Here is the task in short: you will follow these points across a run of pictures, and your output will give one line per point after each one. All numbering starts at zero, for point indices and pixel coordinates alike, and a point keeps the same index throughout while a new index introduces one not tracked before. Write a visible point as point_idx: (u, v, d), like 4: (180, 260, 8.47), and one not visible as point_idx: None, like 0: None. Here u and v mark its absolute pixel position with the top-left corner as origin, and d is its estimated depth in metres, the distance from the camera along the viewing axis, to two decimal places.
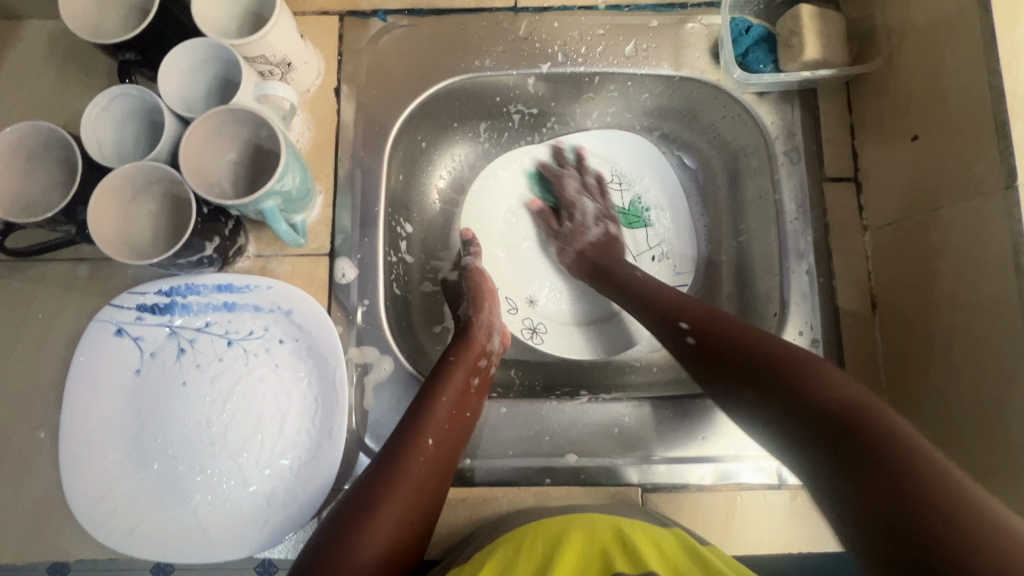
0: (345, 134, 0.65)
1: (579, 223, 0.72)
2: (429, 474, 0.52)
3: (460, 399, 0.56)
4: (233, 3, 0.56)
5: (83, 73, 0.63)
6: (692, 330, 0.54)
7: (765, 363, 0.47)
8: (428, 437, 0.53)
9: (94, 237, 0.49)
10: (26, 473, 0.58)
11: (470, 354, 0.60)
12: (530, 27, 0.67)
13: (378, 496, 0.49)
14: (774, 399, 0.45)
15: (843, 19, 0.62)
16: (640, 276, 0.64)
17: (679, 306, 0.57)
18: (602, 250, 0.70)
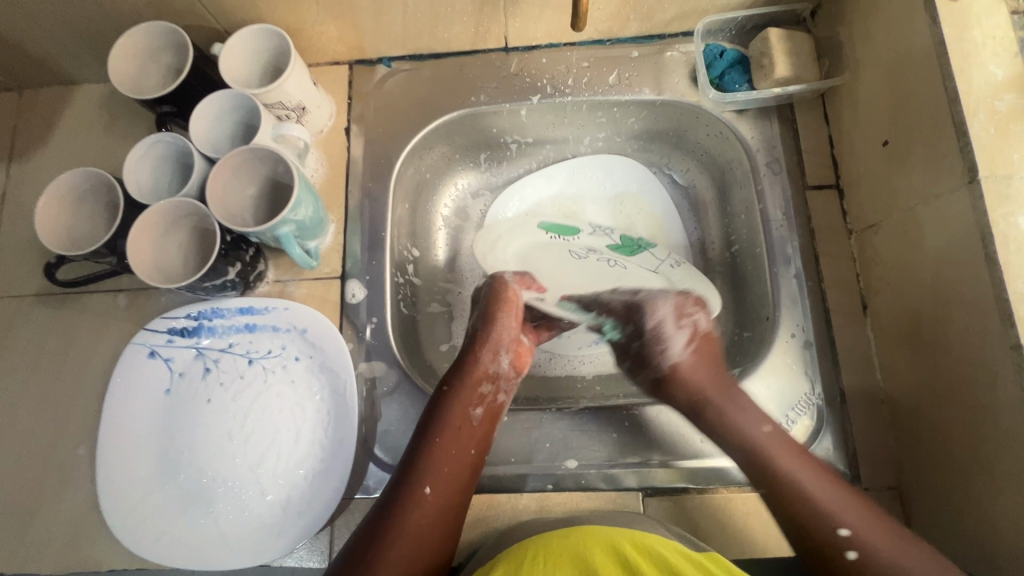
0: (354, 168, 0.71)
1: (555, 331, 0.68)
2: (428, 521, 0.53)
3: (456, 437, 0.56)
4: (253, 58, 0.64)
5: (127, 126, 0.72)
6: (852, 540, 0.48)
7: None
8: (427, 487, 0.54)
9: (130, 259, 0.55)
10: (66, 486, 0.63)
11: (469, 387, 0.60)
12: (520, 64, 0.73)
13: (379, 548, 0.50)
14: None
15: (810, 39, 0.66)
16: (744, 404, 0.57)
17: (830, 503, 0.50)
18: (710, 351, 0.62)
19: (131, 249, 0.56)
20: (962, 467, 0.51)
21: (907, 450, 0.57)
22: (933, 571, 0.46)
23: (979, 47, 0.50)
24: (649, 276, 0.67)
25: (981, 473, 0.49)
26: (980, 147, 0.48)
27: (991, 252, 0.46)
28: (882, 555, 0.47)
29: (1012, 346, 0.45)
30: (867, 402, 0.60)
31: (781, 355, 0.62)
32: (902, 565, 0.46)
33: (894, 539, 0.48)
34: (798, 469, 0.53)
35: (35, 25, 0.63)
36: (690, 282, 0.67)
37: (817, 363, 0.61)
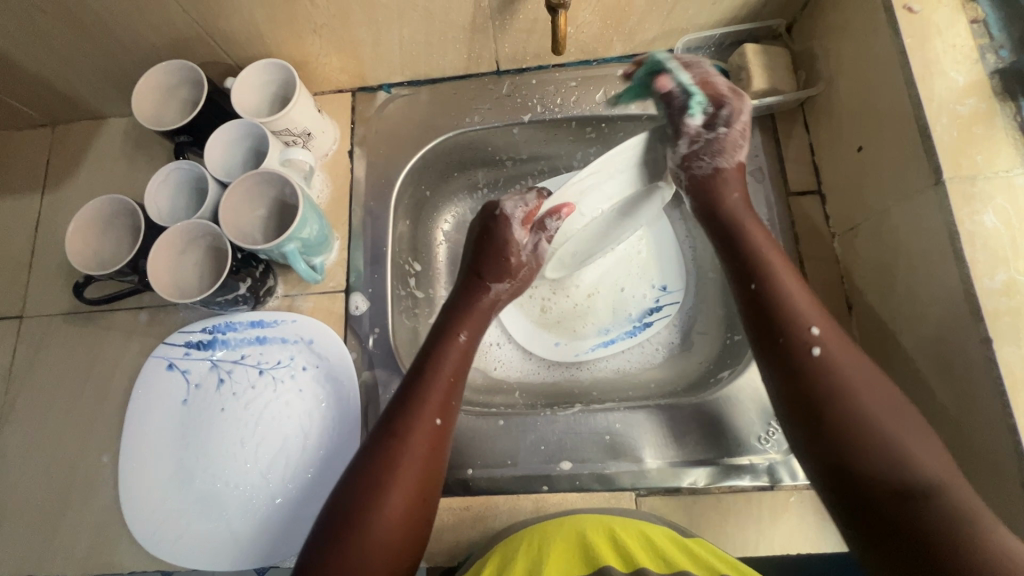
0: (357, 188, 0.75)
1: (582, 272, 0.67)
2: (430, 453, 0.53)
3: (458, 370, 0.59)
4: (262, 90, 0.69)
5: (150, 156, 0.78)
6: (821, 346, 0.49)
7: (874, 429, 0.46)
8: (435, 417, 0.55)
9: (149, 275, 0.60)
10: (91, 492, 0.67)
11: (474, 323, 0.63)
12: (512, 86, 0.77)
13: (383, 473, 0.51)
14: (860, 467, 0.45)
15: (786, 53, 0.69)
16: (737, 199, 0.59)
17: (805, 310, 0.52)
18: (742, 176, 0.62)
19: (151, 260, 0.60)
20: None
21: None
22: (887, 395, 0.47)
23: (940, 56, 0.52)
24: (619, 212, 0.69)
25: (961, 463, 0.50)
26: (944, 150, 0.50)
27: (958, 249, 0.48)
28: (844, 369, 0.48)
29: (982, 339, 0.46)
30: None
31: None
32: (854, 377, 0.48)
33: (857, 356, 0.49)
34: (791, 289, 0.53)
35: (67, 65, 0.69)
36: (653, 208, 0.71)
37: None
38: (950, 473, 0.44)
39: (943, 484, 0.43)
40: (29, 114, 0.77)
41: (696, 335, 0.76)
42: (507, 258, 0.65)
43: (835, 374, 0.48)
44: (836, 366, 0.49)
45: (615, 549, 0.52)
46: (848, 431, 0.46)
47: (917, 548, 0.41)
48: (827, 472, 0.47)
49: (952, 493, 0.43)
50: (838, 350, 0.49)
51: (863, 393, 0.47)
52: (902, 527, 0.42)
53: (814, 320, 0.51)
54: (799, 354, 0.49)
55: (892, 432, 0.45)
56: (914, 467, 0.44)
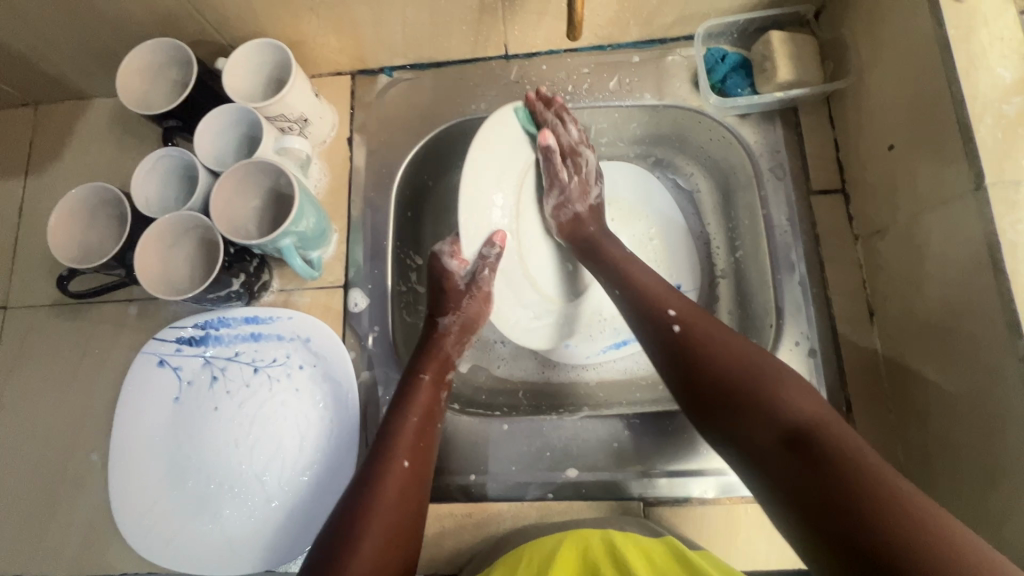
0: (357, 178, 0.71)
1: (582, 178, 0.68)
2: (407, 498, 0.52)
3: (429, 413, 0.58)
4: (256, 72, 0.65)
5: (138, 140, 0.74)
6: (678, 322, 0.54)
7: (738, 376, 0.48)
8: (403, 458, 0.53)
9: (137, 269, 0.57)
10: (80, 492, 0.65)
11: (438, 366, 0.62)
12: (520, 71, 0.73)
13: (361, 521, 0.48)
14: (740, 411, 0.46)
15: (814, 42, 0.65)
16: (628, 255, 0.63)
17: (667, 299, 0.56)
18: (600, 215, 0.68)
19: (140, 253, 0.57)
20: (967, 477, 0.50)
21: (914, 459, 0.56)
22: (749, 354, 0.49)
23: (986, 49, 0.48)
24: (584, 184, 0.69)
25: (984, 479, 0.48)
26: (986, 152, 0.46)
27: (997, 260, 0.45)
28: (707, 337, 0.51)
29: (1018, 357, 0.44)
30: (873, 411, 0.59)
31: (785, 362, 0.61)
32: (716, 344, 0.51)
33: (718, 323, 0.53)
34: (648, 281, 0.59)
35: (47, 42, 0.64)
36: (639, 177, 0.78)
37: (822, 372, 0.60)
38: (826, 411, 0.44)
39: (821, 422, 0.43)
40: (10, 92, 0.73)
41: None
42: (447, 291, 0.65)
43: (701, 348, 0.51)
44: (695, 333, 0.52)
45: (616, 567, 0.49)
46: (729, 388, 0.48)
47: (814, 489, 0.40)
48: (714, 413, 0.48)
49: (833, 430, 0.43)
50: (697, 324, 0.53)
51: (727, 358, 0.49)
52: (793, 471, 0.42)
53: (676, 306, 0.55)
54: (661, 336, 0.54)
55: (763, 380, 0.47)
56: (783, 403, 0.45)
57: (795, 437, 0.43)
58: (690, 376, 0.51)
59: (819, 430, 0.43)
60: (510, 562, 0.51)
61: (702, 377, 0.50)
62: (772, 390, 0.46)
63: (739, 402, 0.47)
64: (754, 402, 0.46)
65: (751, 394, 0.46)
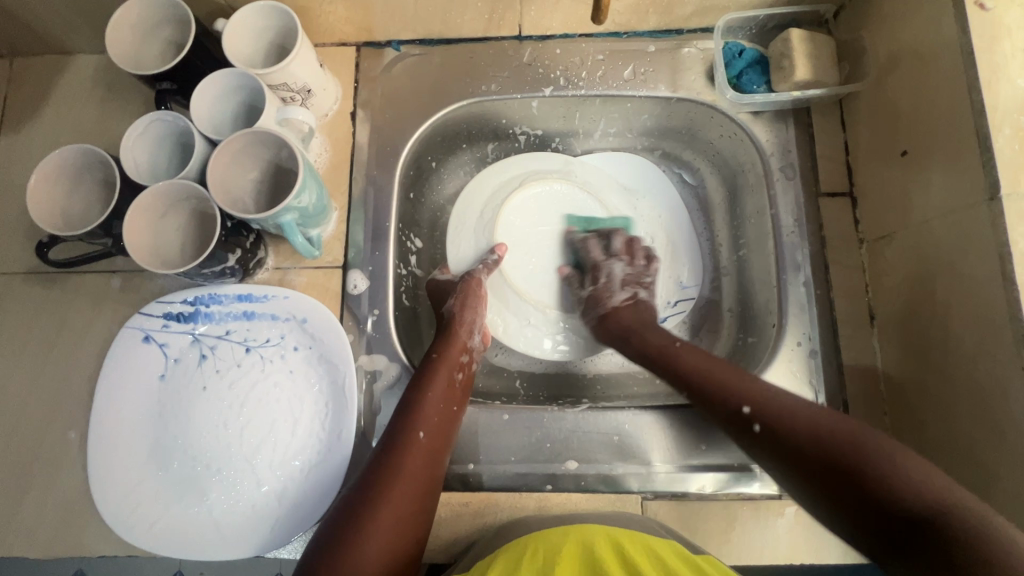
0: (359, 154, 0.69)
1: (602, 286, 0.69)
2: (425, 469, 0.53)
3: (448, 394, 0.58)
4: (257, 36, 0.61)
5: (125, 102, 0.70)
6: (757, 416, 0.51)
7: (838, 457, 0.45)
8: (419, 430, 0.55)
9: (126, 238, 0.53)
10: (56, 470, 0.62)
11: (454, 349, 0.62)
12: (533, 54, 0.71)
13: (376, 492, 0.50)
14: (856, 497, 0.44)
15: (832, 42, 0.65)
16: (678, 345, 0.60)
17: (735, 386, 0.54)
18: (636, 313, 0.67)
19: (129, 220, 0.54)
20: (964, 481, 0.51)
21: None
22: (841, 433, 0.46)
23: (1008, 60, 0.49)
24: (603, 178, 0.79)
25: (980, 481, 0.49)
26: (1004, 164, 0.47)
27: (1009, 270, 0.46)
28: (791, 425, 0.49)
29: None
30: (870, 412, 0.60)
31: (787, 361, 0.61)
32: (803, 434, 0.48)
33: (800, 403, 0.50)
34: (707, 361, 0.57)
35: None
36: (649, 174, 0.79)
37: (822, 373, 0.61)
38: (948, 489, 0.41)
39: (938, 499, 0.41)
40: None
41: (707, 332, 0.74)
42: (441, 287, 0.69)
43: (790, 435, 0.48)
44: (778, 423, 0.49)
45: (623, 566, 0.48)
46: (834, 477, 0.45)
47: None
48: (831, 505, 0.45)
49: (960, 511, 0.40)
50: (775, 411, 0.50)
51: (821, 441, 0.47)
52: (930, 567, 0.39)
53: (749, 391, 0.53)
54: (744, 435, 0.52)
55: (870, 463, 0.44)
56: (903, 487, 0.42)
57: (925, 526, 0.40)
58: (791, 473, 0.48)
59: (950, 518, 0.40)
60: (514, 550, 0.51)
61: (806, 469, 0.47)
62: (880, 467, 0.43)
63: (850, 487, 0.44)
64: (866, 488, 0.43)
65: (862, 478, 0.44)
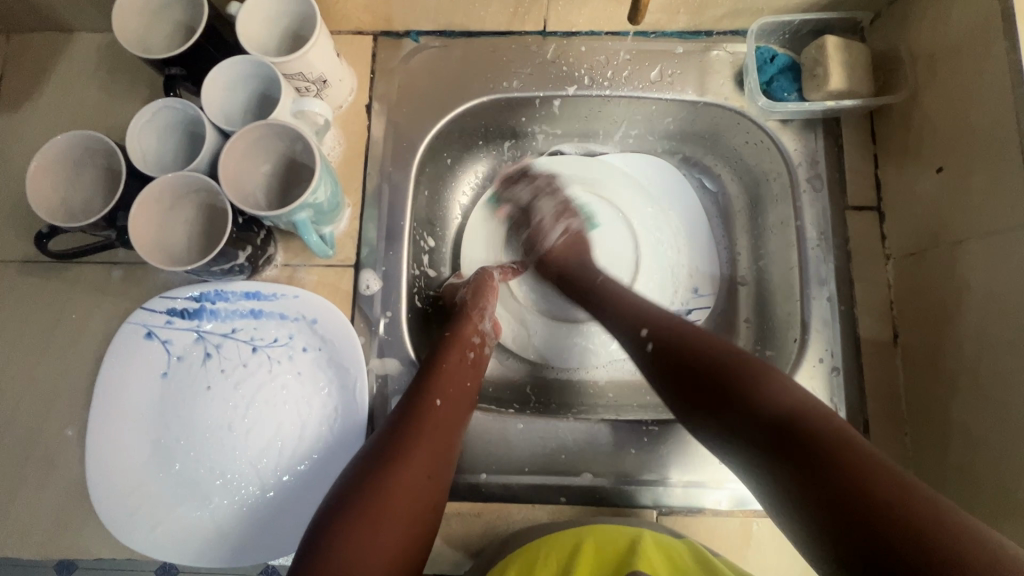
0: (374, 149, 0.66)
1: (537, 226, 0.72)
2: (439, 432, 0.51)
3: (462, 366, 0.57)
4: (272, 22, 0.58)
5: (128, 85, 0.66)
6: (654, 339, 0.55)
7: (719, 375, 0.48)
8: (436, 398, 0.53)
9: (136, 236, 0.51)
10: (52, 470, 0.60)
11: (468, 326, 0.61)
12: (558, 51, 0.68)
13: (393, 453, 0.48)
14: (727, 409, 0.47)
15: (867, 51, 0.63)
16: (604, 283, 0.64)
17: (645, 315, 0.57)
18: (571, 251, 0.70)
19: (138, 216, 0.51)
20: (985, 505, 0.51)
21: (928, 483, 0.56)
22: (723, 357, 0.49)
23: None
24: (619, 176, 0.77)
25: (1000, 506, 0.49)
26: None
27: None
28: (684, 348, 0.52)
29: None
30: (891, 432, 0.59)
31: (807, 377, 0.60)
32: (693, 356, 0.51)
33: (693, 329, 0.54)
34: (620, 296, 0.62)
35: None
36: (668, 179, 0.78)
37: (843, 390, 0.60)
38: (810, 401, 0.44)
39: (810, 414, 0.43)
40: None
41: None
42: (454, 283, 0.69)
43: (682, 358, 0.52)
44: (677, 350, 0.52)
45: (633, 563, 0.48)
46: (711, 391, 0.48)
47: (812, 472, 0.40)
48: (705, 415, 0.49)
49: (822, 418, 0.43)
50: (669, 335, 0.54)
51: (707, 362, 0.50)
52: (784, 467, 0.42)
53: (660, 325, 0.55)
54: (642, 356, 0.55)
55: (743, 381, 0.47)
56: (763, 397, 0.45)
57: (780, 430, 0.43)
58: (674, 389, 0.51)
59: (806, 424, 0.43)
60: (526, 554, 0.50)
61: (692, 383, 0.50)
62: (756, 385, 0.46)
63: (724, 400, 0.47)
64: (735, 398, 0.46)
65: (735, 391, 0.47)
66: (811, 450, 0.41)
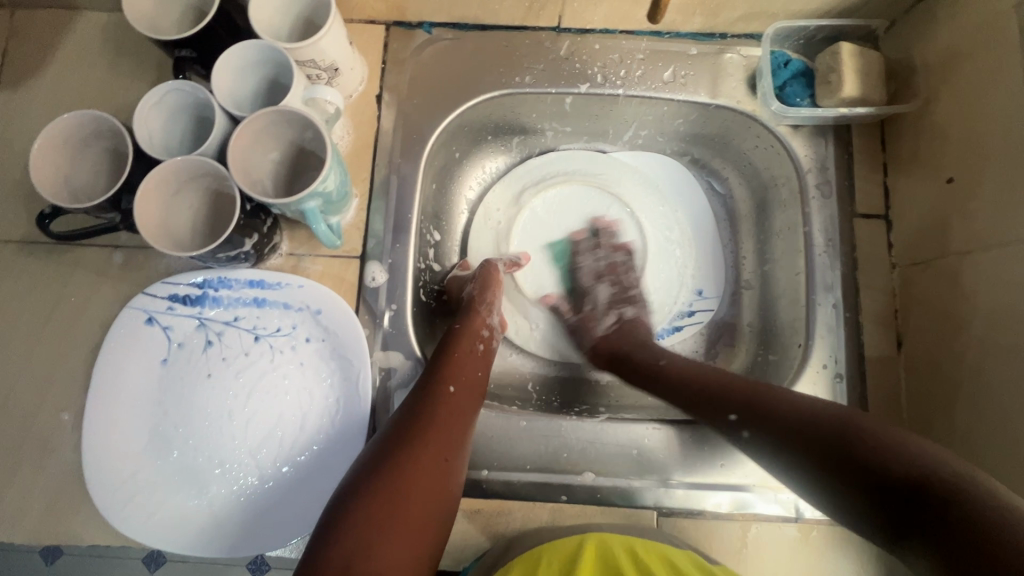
0: (383, 140, 0.66)
1: (589, 313, 0.70)
2: (454, 418, 0.51)
3: (473, 357, 0.57)
4: (285, 8, 0.58)
5: (134, 66, 0.65)
6: (738, 411, 0.51)
7: (822, 438, 0.44)
8: (449, 385, 0.53)
9: (143, 226, 0.50)
10: (45, 454, 0.59)
11: (477, 318, 0.61)
12: (571, 48, 0.68)
13: (408, 438, 0.47)
14: (841, 477, 0.42)
15: (881, 59, 0.63)
16: (662, 365, 0.60)
17: (717, 382, 0.54)
18: (625, 335, 0.66)
19: (141, 207, 0.50)
20: None
21: None
22: (826, 419, 0.45)
23: None
24: (629, 172, 0.76)
25: None
26: None
27: None
28: (780, 411, 0.48)
29: None
30: None
31: (811, 383, 0.60)
32: (785, 420, 0.47)
33: (784, 393, 0.50)
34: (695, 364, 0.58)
35: None
36: (676, 180, 0.78)
37: (845, 397, 0.60)
38: (938, 462, 0.38)
39: (939, 476, 0.37)
40: None
41: (724, 345, 0.73)
42: (459, 280, 0.68)
43: (772, 424, 0.48)
44: (745, 407, 0.50)
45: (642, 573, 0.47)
46: (819, 458, 0.43)
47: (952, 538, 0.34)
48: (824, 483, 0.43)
49: (957, 481, 0.36)
50: (753, 403, 0.50)
51: (805, 426, 0.46)
52: (929, 541, 0.36)
53: (729, 386, 0.53)
54: (733, 437, 0.51)
55: (853, 444, 0.42)
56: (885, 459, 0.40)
57: (911, 496, 0.37)
58: (788, 468, 0.46)
59: (937, 487, 0.37)
60: (537, 554, 0.50)
61: (796, 453, 0.45)
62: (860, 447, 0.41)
63: (834, 467, 0.42)
64: (855, 462, 0.41)
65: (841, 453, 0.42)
66: (948, 516, 0.35)
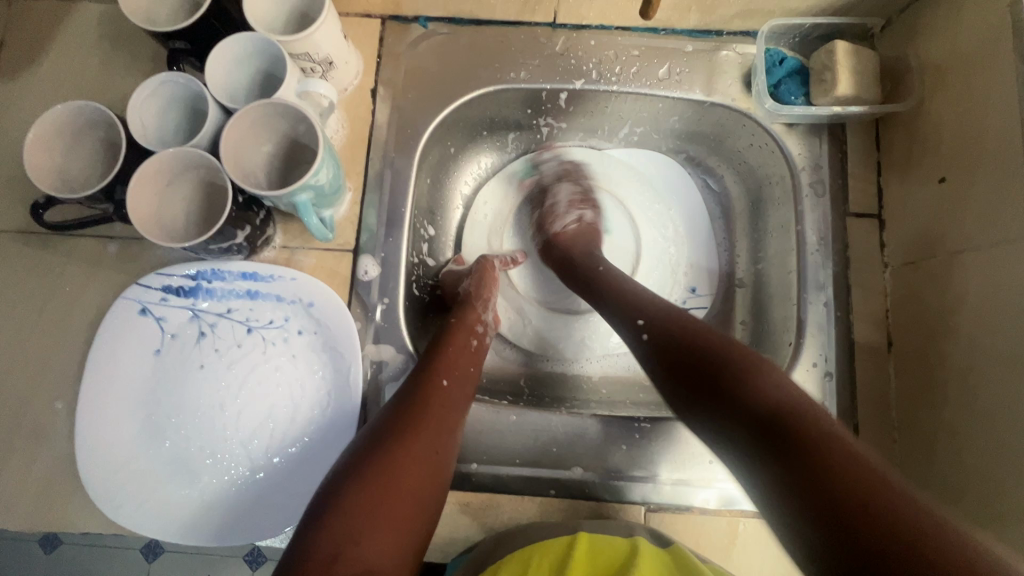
0: (377, 135, 0.66)
1: (549, 211, 0.73)
2: (446, 411, 0.51)
3: (465, 349, 0.57)
4: (280, 1, 0.58)
5: (130, 57, 0.65)
6: (648, 329, 0.53)
7: (713, 363, 0.47)
8: (442, 378, 0.53)
9: (140, 224, 0.51)
10: (39, 443, 0.59)
11: (472, 313, 0.61)
12: (567, 43, 0.68)
13: (400, 429, 0.48)
14: (718, 399, 0.45)
15: (876, 58, 0.63)
16: (604, 269, 0.63)
17: (642, 305, 0.56)
18: (579, 238, 0.70)
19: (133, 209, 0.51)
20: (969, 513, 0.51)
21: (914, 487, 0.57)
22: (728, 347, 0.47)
23: None
24: (624, 171, 0.78)
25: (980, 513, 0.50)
26: None
27: None
28: (684, 334, 0.50)
29: None
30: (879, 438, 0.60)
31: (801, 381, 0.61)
32: (687, 340, 0.50)
33: (693, 319, 0.52)
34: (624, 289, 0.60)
35: None
36: (672, 178, 0.78)
37: (834, 395, 0.60)
38: (805, 399, 0.42)
39: (803, 413, 0.41)
40: None
41: None
42: (456, 274, 0.68)
43: (675, 344, 0.50)
44: (668, 331, 0.52)
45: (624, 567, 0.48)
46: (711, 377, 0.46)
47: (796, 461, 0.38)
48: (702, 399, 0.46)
49: (816, 417, 0.40)
50: (664, 326, 0.52)
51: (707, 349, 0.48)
52: (774, 461, 0.40)
53: (649, 309, 0.55)
54: (636, 348, 0.54)
55: (737, 368, 0.45)
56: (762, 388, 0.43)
57: (768, 424, 0.41)
58: (677, 379, 0.49)
59: (792, 420, 0.40)
60: (525, 553, 0.50)
61: (690, 367, 0.48)
62: (750, 376, 0.44)
63: (716, 389, 0.45)
64: (730, 384, 0.44)
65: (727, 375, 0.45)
66: (800, 450, 0.38)
